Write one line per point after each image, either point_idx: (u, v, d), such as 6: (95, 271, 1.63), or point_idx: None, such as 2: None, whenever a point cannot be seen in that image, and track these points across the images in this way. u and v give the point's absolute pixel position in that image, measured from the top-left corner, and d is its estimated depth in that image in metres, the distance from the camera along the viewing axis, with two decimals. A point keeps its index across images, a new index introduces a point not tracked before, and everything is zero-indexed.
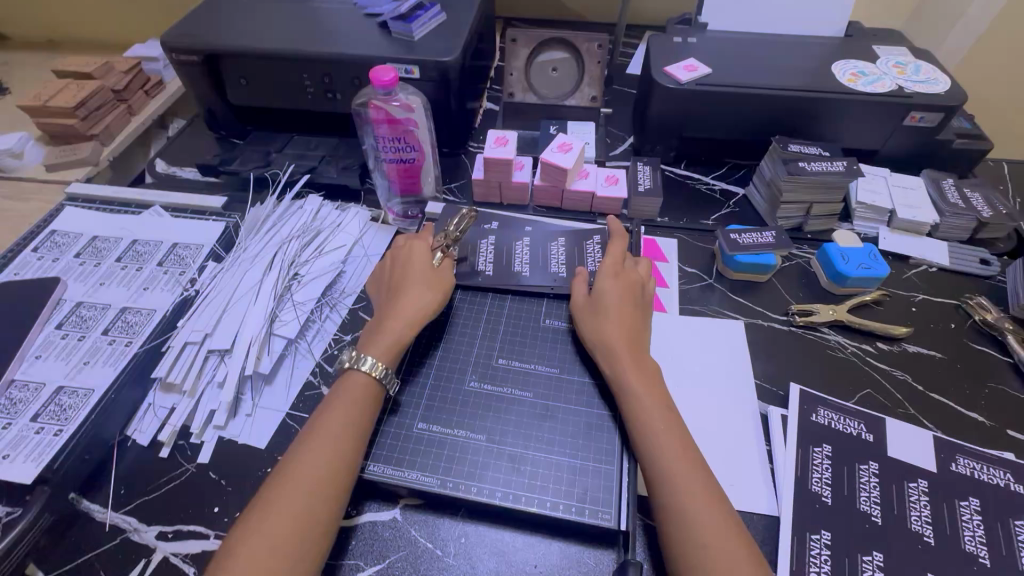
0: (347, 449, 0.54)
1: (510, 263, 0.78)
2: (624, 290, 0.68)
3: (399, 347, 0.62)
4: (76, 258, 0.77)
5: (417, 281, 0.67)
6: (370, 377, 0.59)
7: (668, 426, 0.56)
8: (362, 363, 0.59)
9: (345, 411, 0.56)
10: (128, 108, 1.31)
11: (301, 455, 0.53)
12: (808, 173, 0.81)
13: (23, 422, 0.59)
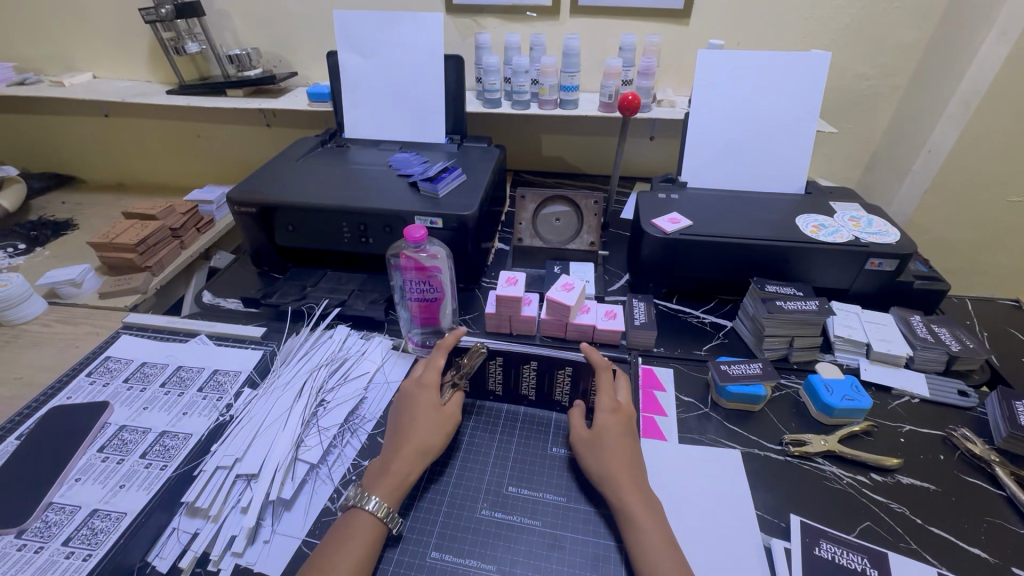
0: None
1: (517, 387, 0.82)
2: (613, 427, 0.72)
3: (403, 488, 0.66)
4: (124, 382, 0.85)
5: (426, 420, 0.72)
6: (375, 518, 0.62)
7: (677, 572, 0.58)
8: (367, 503, 0.63)
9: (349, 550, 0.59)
10: (181, 243, 1.48)
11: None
12: (785, 311, 0.91)
13: (55, 546, 0.62)
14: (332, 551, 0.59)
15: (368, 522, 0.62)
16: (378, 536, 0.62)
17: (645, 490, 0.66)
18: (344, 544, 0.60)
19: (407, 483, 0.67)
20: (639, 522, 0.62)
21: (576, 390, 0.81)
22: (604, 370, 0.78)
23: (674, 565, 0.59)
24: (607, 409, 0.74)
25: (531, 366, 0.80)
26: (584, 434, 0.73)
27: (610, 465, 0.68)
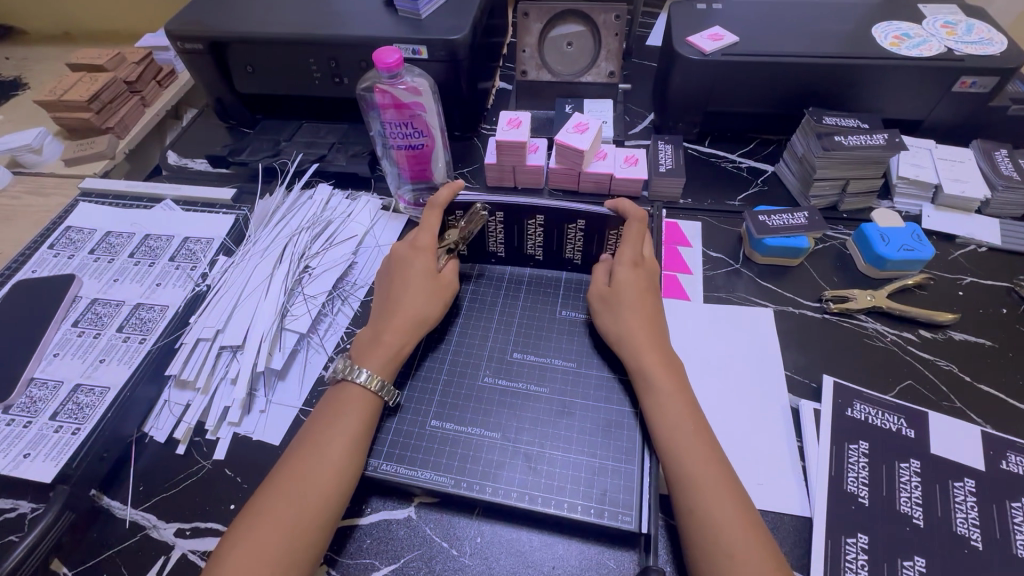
0: (344, 457, 0.53)
1: (522, 246, 0.72)
2: (635, 283, 0.63)
3: (398, 360, 0.60)
4: (90, 254, 0.78)
5: (418, 287, 0.64)
6: (365, 390, 0.57)
7: (695, 432, 0.53)
8: (356, 376, 0.57)
9: (341, 425, 0.55)
10: (141, 99, 1.26)
11: (297, 462, 0.52)
12: (844, 148, 0.75)
13: (43, 420, 0.60)
14: (320, 424, 0.55)
15: (357, 393, 0.57)
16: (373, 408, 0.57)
17: (666, 350, 0.59)
18: (331, 417, 0.55)
19: (403, 353, 0.61)
20: (658, 385, 0.56)
21: (591, 242, 0.69)
22: (637, 221, 0.65)
23: (694, 430, 0.53)
24: (629, 263, 0.64)
25: (537, 221, 0.68)
26: (602, 289, 0.65)
27: (628, 322, 0.61)
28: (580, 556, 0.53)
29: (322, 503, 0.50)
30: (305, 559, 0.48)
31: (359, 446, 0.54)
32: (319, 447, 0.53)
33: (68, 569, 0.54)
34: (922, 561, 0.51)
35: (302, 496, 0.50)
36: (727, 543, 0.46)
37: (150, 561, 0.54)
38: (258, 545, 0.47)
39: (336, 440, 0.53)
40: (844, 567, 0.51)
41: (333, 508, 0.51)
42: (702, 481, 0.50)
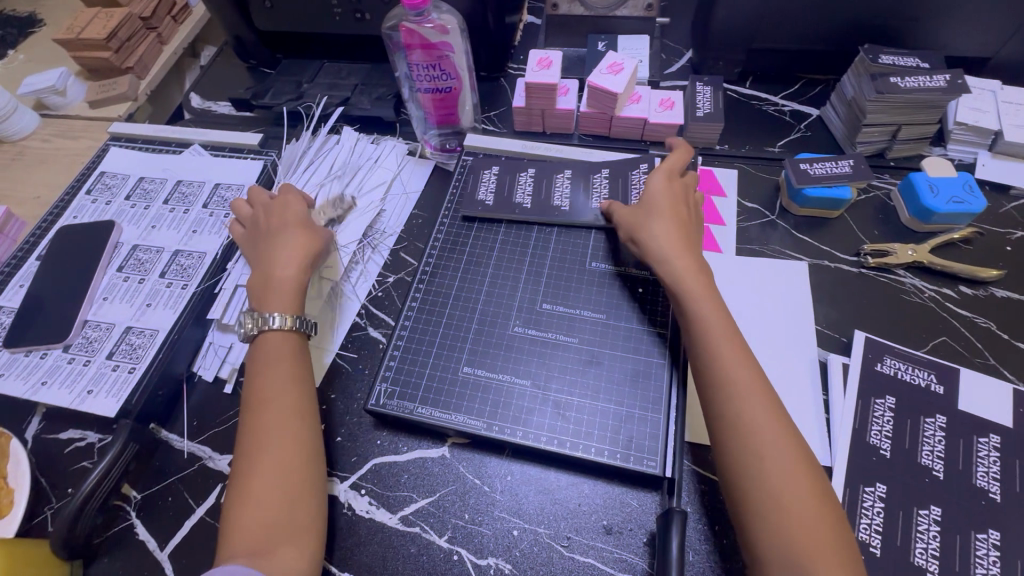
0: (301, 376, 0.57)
1: (549, 198, 0.73)
2: (667, 193, 0.64)
3: (297, 294, 0.62)
4: (126, 201, 0.79)
5: (298, 224, 0.66)
6: (283, 332, 0.59)
7: (714, 310, 0.54)
8: (270, 322, 0.58)
9: (275, 358, 0.57)
10: (158, 37, 1.22)
11: (263, 392, 0.55)
12: (900, 90, 0.70)
13: (100, 359, 0.64)
14: (263, 376, 0.56)
15: (280, 339, 0.58)
16: (298, 345, 0.60)
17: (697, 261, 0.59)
18: (274, 366, 0.57)
19: (298, 287, 0.62)
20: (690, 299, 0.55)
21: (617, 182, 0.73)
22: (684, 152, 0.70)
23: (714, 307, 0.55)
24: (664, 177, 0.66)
25: (564, 175, 0.76)
26: (627, 210, 0.66)
27: (658, 228, 0.61)
28: (605, 495, 0.56)
29: (297, 442, 0.53)
30: (308, 492, 0.51)
31: (300, 361, 0.59)
32: (273, 395, 0.55)
33: (138, 492, 0.59)
34: (937, 510, 0.53)
35: (279, 445, 0.52)
36: (757, 447, 0.47)
37: (210, 487, 0.59)
38: (260, 497, 0.49)
39: (283, 387, 0.56)
40: (859, 514, 0.53)
41: (309, 447, 0.54)
42: (715, 347, 0.52)
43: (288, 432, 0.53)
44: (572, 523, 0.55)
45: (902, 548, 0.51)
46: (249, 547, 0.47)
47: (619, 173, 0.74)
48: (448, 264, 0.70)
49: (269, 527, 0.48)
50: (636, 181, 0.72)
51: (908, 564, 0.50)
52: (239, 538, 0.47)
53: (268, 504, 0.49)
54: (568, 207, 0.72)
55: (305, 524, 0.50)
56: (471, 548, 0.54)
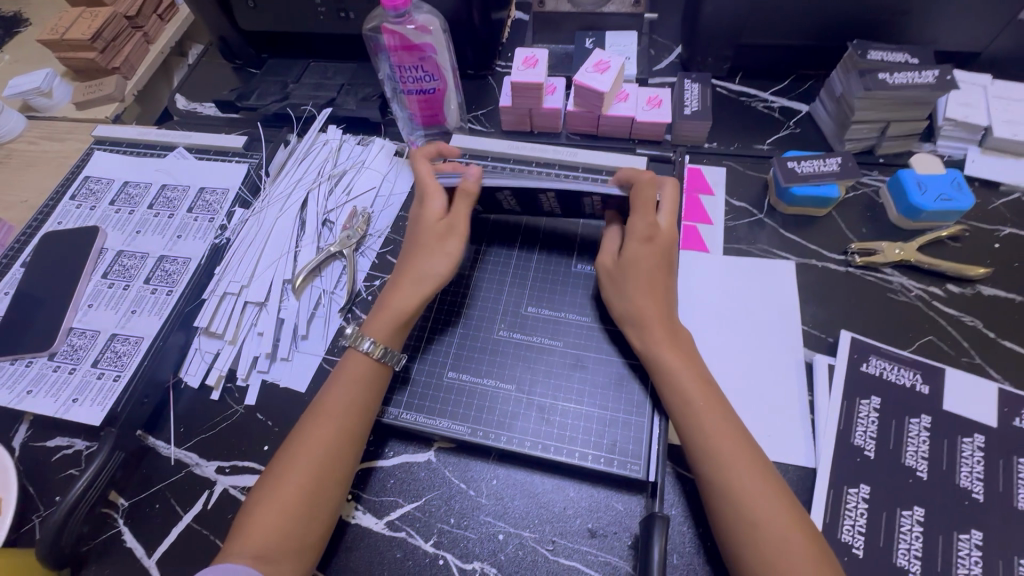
0: (366, 397, 0.56)
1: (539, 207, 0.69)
2: (646, 259, 0.60)
3: (400, 324, 0.60)
4: (111, 205, 0.79)
5: (435, 240, 0.63)
6: (369, 357, 0.58)
7: (695, 379, 0.54)
8: (361, 344, 0.58)
9: (349, 378, 0.57)
10: (144, 36, 1.20)
11: (323, 406, 0.55)
12: (888, 87, 0.69)
13: (86, 367, 0.64)
14: (329, 387, 0.57)
15: (362, 361, 0.58)
16: (381, 374, 0.59)
17: (675, 330, 0.58)
18: (343, 378, 0.57)
19: (403, 316, 0.60)
20: (666, 366, 0.55)
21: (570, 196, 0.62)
22: (644, 182, 0.61)
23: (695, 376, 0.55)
24: (640, 236, 0.60)
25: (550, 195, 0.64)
26: (610, 262, 0.63)
27: (637, 294, 0.59)
28: (590, 499, 0.56)
29: (328, 459, 0.53)
30: (324, 507, 0.51)
31: (373, 384, 0.57)
32: (324, 407, 0.55)
33: (125, 500, 0.59)
34: (920, 511, 0.53)
35: (314, 460, 0.52)
36: (741, 501, 0.48)
37: (197, 494, 0.59)
38: (278, 508, 0.50)
39: (343, 406, 0.55)
40: (843, 516, 0.53)
41: (339, 464, 0.53)
42: (700, 416, 0.52)
43: (322, 445, 0.53)
44: (557, 527, 0.55)
45: (885, 550, 0.51)
46: (252, 548, 0.48)
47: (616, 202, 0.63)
48: None
49: (271, 533, 0.48)
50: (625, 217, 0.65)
51: (890, 565, 0.51)
52: (244, 536, 0.49)
53: (277, 511, 0.49)
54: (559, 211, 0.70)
55: (309, 542, 0.50)
56: (457, 552, 0.55)
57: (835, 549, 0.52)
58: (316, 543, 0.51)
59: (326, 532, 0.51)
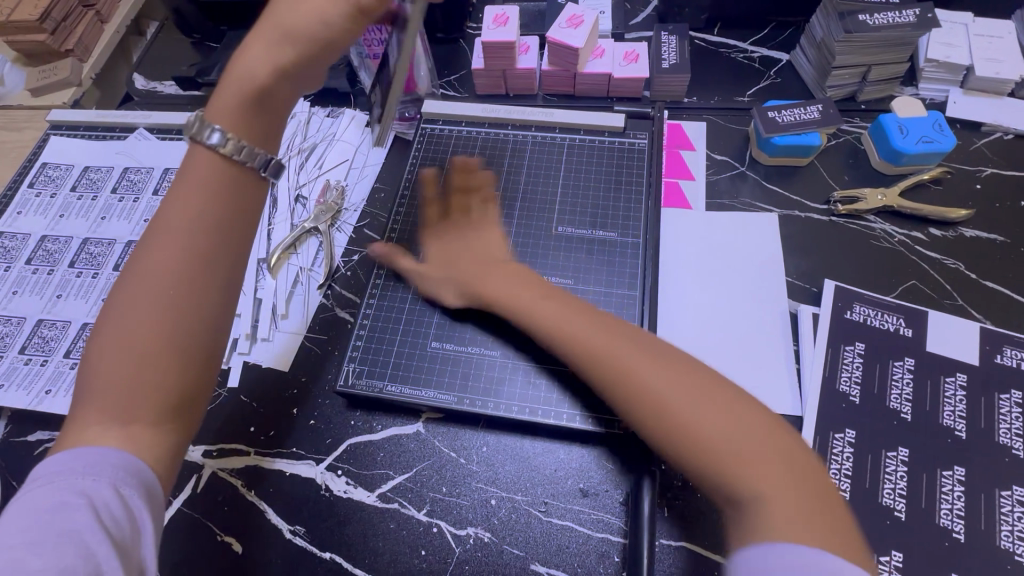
0: (203, 224, 0.41)
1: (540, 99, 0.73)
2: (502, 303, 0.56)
3: (253, 114, 0.45)
4: (73, 192, 0.75)
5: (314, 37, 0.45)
6: (217, 156, 0.43)
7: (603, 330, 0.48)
8: (205, 136, 0.42)
9: (191, 201, 0.42)
10: (97, 14, 1.11)
11: (146, 248, 0.41)
12: (869, 28, 0.68)
13: (58, 358, 0.63)
14: (165, 209, 0.42)
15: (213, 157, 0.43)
16: (239, 200, 0.44)
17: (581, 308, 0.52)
18: (188, 198, 0.42)
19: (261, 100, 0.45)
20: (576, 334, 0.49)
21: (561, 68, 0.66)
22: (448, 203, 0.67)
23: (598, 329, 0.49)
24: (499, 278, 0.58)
25: None
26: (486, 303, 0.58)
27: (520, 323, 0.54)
28: (581, 459, 0.57)
29: (187, 307, 0.40)
30: (176, 362, 0.39)
31: (215, 211, 0.42)
32: (158, 240, 0.41)
33: None
34: (904, 452, 0.53)
35: (142, 306, 0.39)
36: (700, 438, 0.41)
37: (184, 480, 0.58)
38: (116, 366, 0.38)
39: (171, 239, 0.41)
40: (829, 460, 0.54)
41: (205, 308, 0.41)
42: (618, 362, 0.46)
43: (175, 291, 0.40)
44: (549, 489, 0.55)
45: (870, 490, 0.52)
46: (112, 413, 0.38)
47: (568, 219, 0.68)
48: (413, 238, 0.68)
49: (130, 396, 0.38)
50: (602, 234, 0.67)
51: (877, 505, 0.51)
52: (92, 412, 0.38)
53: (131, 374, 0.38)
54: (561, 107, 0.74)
55: (168, 400, 0.39)
56: (450, 519, 0.55)
57: None
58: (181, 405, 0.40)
59: (188, 392, 0.40)
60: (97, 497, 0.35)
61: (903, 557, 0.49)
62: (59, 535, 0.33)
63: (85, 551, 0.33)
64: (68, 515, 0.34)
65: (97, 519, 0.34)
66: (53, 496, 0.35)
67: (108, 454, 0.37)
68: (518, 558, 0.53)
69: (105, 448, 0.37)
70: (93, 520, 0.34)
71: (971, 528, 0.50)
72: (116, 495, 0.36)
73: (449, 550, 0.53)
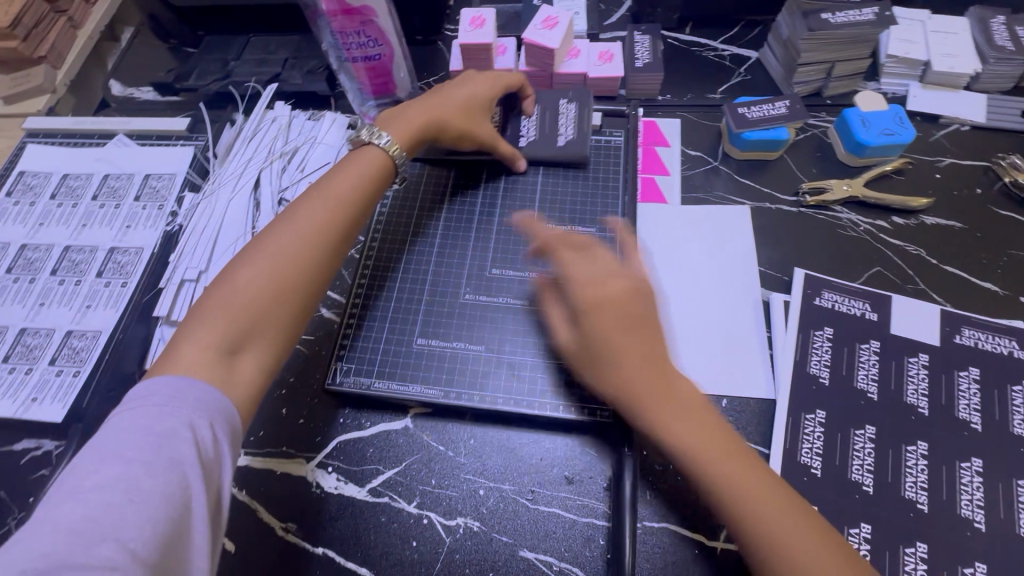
0: (354, 202, 0.57)
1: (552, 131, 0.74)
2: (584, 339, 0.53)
3: (412, 133, 0.64)
4: (52, 200, 0.75)
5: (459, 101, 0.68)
6: (386, 155, 0.61)
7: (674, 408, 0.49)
8: (377, 139, 0.62)
9: (354, 176, 0.58)
10: (70, 20, 1.10)
11: (301, 205, 0.55)
12: (831, 26, 0.71)
13: (43, 366, 0.63)
14: (336, 177, 0.58)
15: (378, 159, 0.60)
16: (382, 182, 0.61)
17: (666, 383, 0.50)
18: (344, 183, 0.57)
19: (417, 128, 0.65)
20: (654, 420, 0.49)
21: (586, 125, 0.73)
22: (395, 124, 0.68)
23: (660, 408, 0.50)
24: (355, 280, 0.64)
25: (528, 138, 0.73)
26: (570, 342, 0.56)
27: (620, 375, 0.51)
28: (566, 448, 0.58)
29: (319, 271, 0.53)
30: (297, 302, 0.51)
31: (363, 192, 0.58)
32: (311, 208, 0.55)
33: None
34: (872, 429, 0.56)
35: (290, 250, 0.52)
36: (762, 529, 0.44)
37: None
38: (248, 293, 0.49)
39: (321, 207, 0.55)
40: (801, 441, 0.56)
41: (327, 275, 0.54)
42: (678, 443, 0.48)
43: (311, 257, 0.52)
44: (536, 477, 0.57)
45: (840, 466, 0.55)
46: (227, 340, 0.47)
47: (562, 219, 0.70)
48: (397, 238, 0.70)
49: (243, 332, 0.48)
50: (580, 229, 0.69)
51: (846, 480, 0.54)
52: (199, 337, 0.46)
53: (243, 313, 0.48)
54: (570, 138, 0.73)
55: (280, 332, 0.50)
56: (440, 510, 0.56)
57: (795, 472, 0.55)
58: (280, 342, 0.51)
59: (293, 330, 0.52)
60: (198, 429, 0.42)
61: (871, 528, 0.52)
62: (166, 462, 0.39)
63: (183, 480, 0.39)
64: (174, 444, 0.40)
65: (197, 451, 0.41)
66: (166, 421, 0.41)
67: (202, 382, 0.44)
68: (507, 545, 0.54)
69: (200, 377, 0.44)
70: (194, 452, 0.40)
71: (933, 498, 0.53)
72: (210, 433, 0.42)
73: (439, 541, 0.55)
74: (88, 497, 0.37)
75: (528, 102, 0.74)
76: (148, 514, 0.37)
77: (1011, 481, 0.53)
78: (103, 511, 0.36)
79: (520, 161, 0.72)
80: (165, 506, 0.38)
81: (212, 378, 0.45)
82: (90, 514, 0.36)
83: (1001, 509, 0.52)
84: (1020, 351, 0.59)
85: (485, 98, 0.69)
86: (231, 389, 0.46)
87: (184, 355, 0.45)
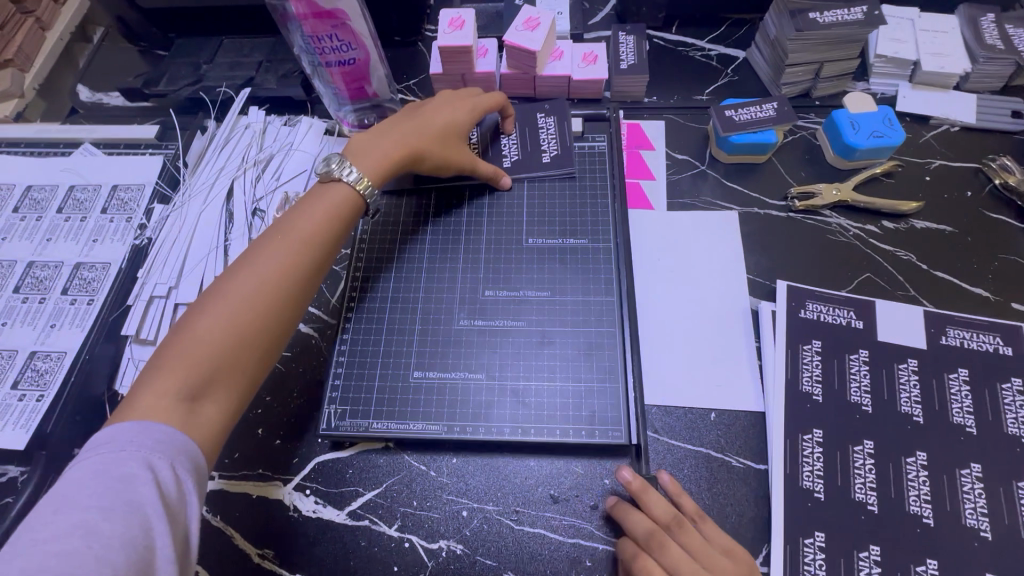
0: (322, 239, 0.55)
1: (534, 147, 0.72)
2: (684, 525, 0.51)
3: (385, 166, 0.61)
4: (15, 213, 0.72)
5: (433, 127, 0.65)
6: (353, 190, 0.58)
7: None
8: (346, 174, 0.58)
9: (321, 211, 0.56)
10: (37, 20, 1.05)
11: (268, 243, 0.53)
12: (819, 26, 0.69)
13: (4, 389, 0.60)
14: (303, 211, 0.55)
15: (345, 193, 0.57)
16: (353, 214, 0.59)
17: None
18: (313, 219, 0.55)
19: (391, 160, 0.61)
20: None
21: (566, 140, 0.72)
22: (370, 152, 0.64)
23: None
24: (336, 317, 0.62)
25: (511, 157, 0.72)
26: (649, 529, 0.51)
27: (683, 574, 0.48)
28: (553, 466, 0.57)
29: (287, 309, 0.51)
30: (263, 344, 0.49)
31: (333, 228, 0.56)
32: (280, 246, 0.52)
33: None
34: (870, 444, 0.55)
35: (256, 289, 0.49)
36: None
37: None
38: (209, 335, 0.46)
39: (290, 246, 0.53)
40: (802, 463, 0.55)
41: (295, 315, 0.52)
42: None
43: (278, 295, 0.50)
44: (522, 498, 0.55)
45: (844, 488, 0.53)
46: (186, 386, 0.44)
47: (550, 234, 0.68)
48: (383, 261, 0.68)
49: (205, 377, 0.45)
50: (566, 240, 0.67)
51: (850, 502, 0.53)
52: (158, 385, 0.43)
53: (207, 356, 0.45)
54: (550, 156, 0.71)
55: (245, 376, 0.48)
56: (422, 534, 0.54)
57: (798, 497, 0.53)
58: (246, 385, 0.48)
59: (257, 373, 0.49)
60: (159, 471, 0.39)
61: (880, 549, 0.50)
62: (126, 506, 0.37)
63: (145, 523, 0.37)
64: (134, 487, 0.38)
65: (159, 493, 0.38)
66: (123, 466, 0.39)
67: (162, 429, 0.41)
68: (492, 569, 0.53)
69: (160, 424, 0.42)
70: (157, 495, 0.38)
71: (938, 510, 0.52)
72: (173, 473, 0.40)
73: (422, 565, 0.53)
74: (42, 548, 0.34)
75: (509, 122, 0.72)
76: (108, 560, 0.35)
77: (1012, 482, 0.52)
78: (58, 561, 0.34)
79: (504, 178, 0.70)
80: (125, 550, 0.36)
81: (173, 425, 0.42)
82: (43, 566, 0.34)
83: (1005, 513, 0.51)
84: (1004, 346, 0.59)
85: (460, 124, 0.67)
86: (194, 436, 0.43)
87: (139, 404, 0.42)
